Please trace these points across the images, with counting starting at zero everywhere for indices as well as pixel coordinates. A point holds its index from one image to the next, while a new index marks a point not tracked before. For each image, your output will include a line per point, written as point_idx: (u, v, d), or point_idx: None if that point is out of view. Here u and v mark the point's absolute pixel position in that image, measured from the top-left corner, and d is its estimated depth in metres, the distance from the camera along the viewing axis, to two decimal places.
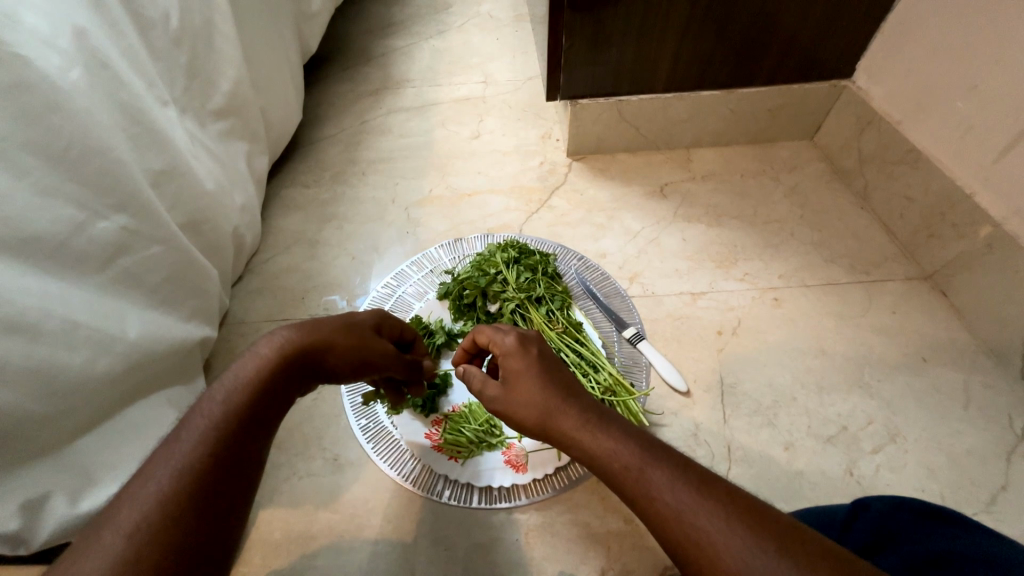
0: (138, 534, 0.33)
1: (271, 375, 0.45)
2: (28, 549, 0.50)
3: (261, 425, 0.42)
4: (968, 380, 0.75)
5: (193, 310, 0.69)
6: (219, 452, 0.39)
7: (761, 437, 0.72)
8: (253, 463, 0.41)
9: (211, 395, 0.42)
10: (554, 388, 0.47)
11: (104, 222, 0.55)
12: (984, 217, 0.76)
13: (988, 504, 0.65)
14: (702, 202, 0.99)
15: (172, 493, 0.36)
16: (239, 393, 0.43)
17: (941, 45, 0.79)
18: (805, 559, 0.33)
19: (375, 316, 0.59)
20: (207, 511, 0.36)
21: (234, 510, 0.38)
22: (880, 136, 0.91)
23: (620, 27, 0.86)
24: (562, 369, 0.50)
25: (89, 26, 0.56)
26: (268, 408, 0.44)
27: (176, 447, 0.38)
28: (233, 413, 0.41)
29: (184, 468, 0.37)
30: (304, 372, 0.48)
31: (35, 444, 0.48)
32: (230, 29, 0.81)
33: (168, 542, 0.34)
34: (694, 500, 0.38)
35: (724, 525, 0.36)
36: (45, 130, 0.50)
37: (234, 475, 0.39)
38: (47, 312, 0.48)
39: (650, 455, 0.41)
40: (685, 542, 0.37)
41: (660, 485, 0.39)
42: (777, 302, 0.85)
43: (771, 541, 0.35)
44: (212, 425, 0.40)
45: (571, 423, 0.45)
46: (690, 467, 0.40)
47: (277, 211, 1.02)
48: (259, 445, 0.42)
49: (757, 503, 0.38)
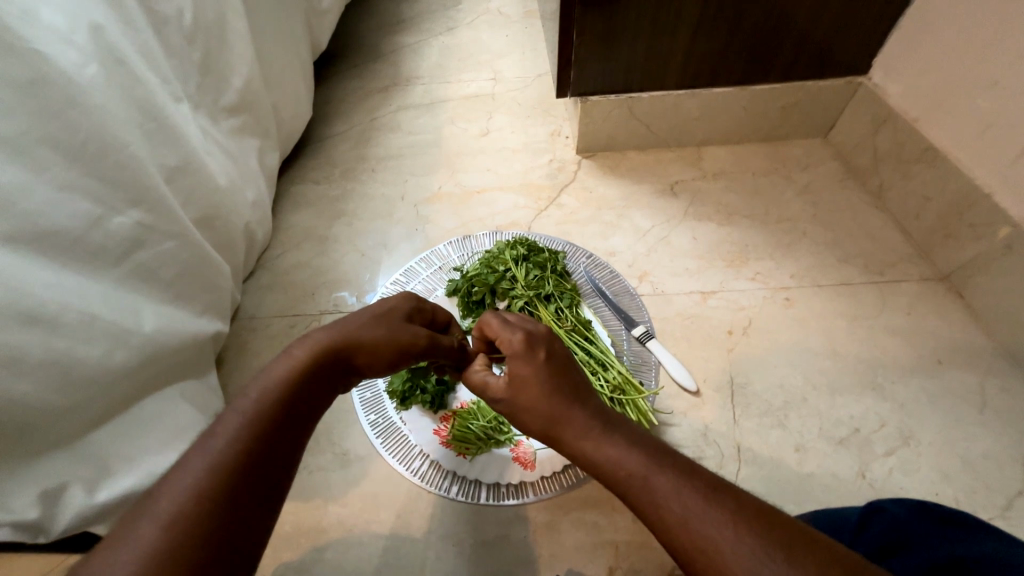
0: (174, 528, 0.34)
1: (303, 376, 0.45)
2: (47, 538, 0.51)
3: (294, 424, 0.43)
4: (984, 383, 0.74)
5: (206, 305, 0.69)
6: (254, 451, 0.39)
7: (771, 439, 0.72)
8: (288, 463, 0.41)
9: (244, 393, 0.42)
10: (559, 389, 0.47)
11: (120, 217, 0.55)
12: (1003, 217, 0.75)
13: (1004, 509, 0.64)
14: (713, 201, 0.98)
15: (207, 489, 0.36)
16: (272, 393, 0.43)
17: (960, 41, 0.77)
18: (814, 566, 0.33)
19: (407, 303, 0.57)
20: (242, 509, 0.37)
21: (269, 507, 0.38)
22: (896, 134, 0.90)
23: (632, 24, 0.85)
24: (570, 369, 0.50)
25: (105, 23, 0.57)
26: (300, 407, 0.44)
27: (210, 443, 0.39)
28: (267, 412, 0.42)
29: (217, 463, 0.37)
30: (336, 372, 0.48)
31: (55, 434, 0.49)
32: (242, 25, 0.82)
33: (204, 538, 0.34)
34: (700, 507, 0.38)
35: (731, 532, 0.36)
36: (64, 126, 0.50)
37: (267, 472, 0.39)
38: (65, 306, 0.49)
39: (655, 461, 0.41)
40: (692, 550, 0.37)
41: (665, 493, 0.39)
42: (788, 302, 0.84)
43: (778, 547, 0.35)
44: (245, 422, 0.40)
45: (576, 427, 0.45)
46: (695, 473, 0.40)
47: (287, 207, 1.03)
48: (293, 445, 0.42)
49: (762, 507, 0.38)
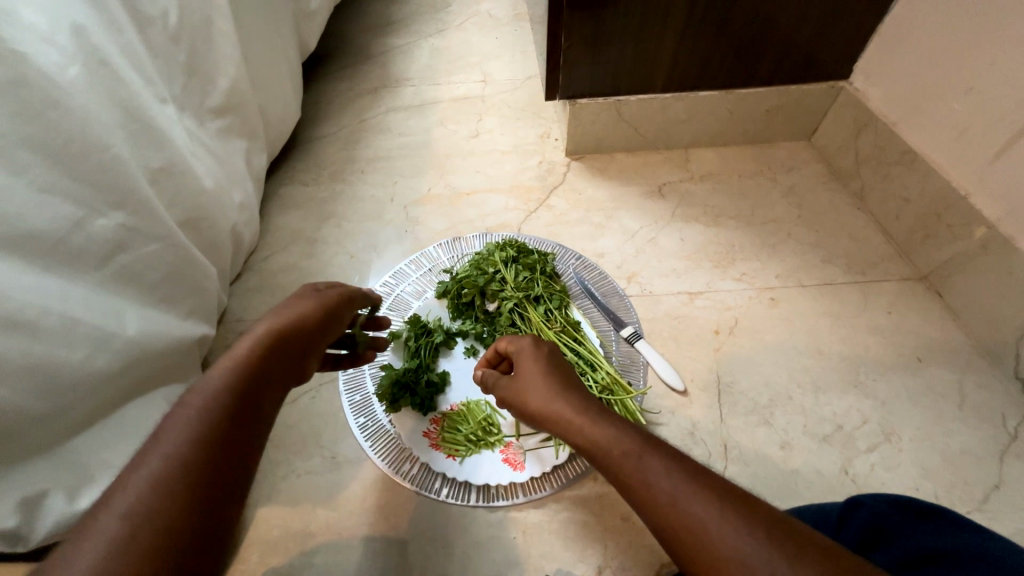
0: (135, 518, 0.34)
1: (254, 363, 0.45)
2: (27, 546, 0.50)
3: (253, 409, 0.43)
4: (963, 379, 0.76)
5: (191, 308, 0.68)
6: (217, 440, 0.39)
7: (758, 436, 0.72)
8: (251, 448, 0.41)
9: (195, 387, 0.42)
10: (558, 385, 0.54)
11: (102, 220, 0.55)
12: (979, 218, 0.76)
13: (980, 503, 0.66)
14: (700, 203, 0.99)
15: (166, 478, 0.36)
16: (225, 380, 0.43)
17: (938, 47, 0.79)
18: (793, 547, 0.35)
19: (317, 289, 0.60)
20: (211, 496, 0.37)
21: (233, 491, 0.38)
22: (877, 137, 0.92)
23: (620, 27, 0.86)
24: (569, 378, 0.56)
25: (88, 24, 0.56)
26: (257, 392, 0.44)
27: (165, 435, 0.38)
28: (225, 401, 0.42)
29: (175, 453, 0.37)
30: (284, 357, 0.49)
31: (35, 440, 0.48)
32: (228, 26, 0.81)
33: (168, 523, 0.34)
34: (688, 489, 0.40)
35: (715, 511, 0.38)
36: (44, 127, 0.50)
37: (228, 458, 0.39)
38: (45, 309, 0.48)
39: (647, 445, 0.44)
40: (677, 528, 0.39)
41: (657, 472, 0.42)
42: (774, 302, 0.85)
43: (762, 529, 0.36)
44: (201, 412, 0.40)
45: (574, 413, 0.50)
46: (683, 459, 0.42)
47: (275, 209, 1.02)
48: (255, 430, 0.42)
49: (747, 496, 0.39)
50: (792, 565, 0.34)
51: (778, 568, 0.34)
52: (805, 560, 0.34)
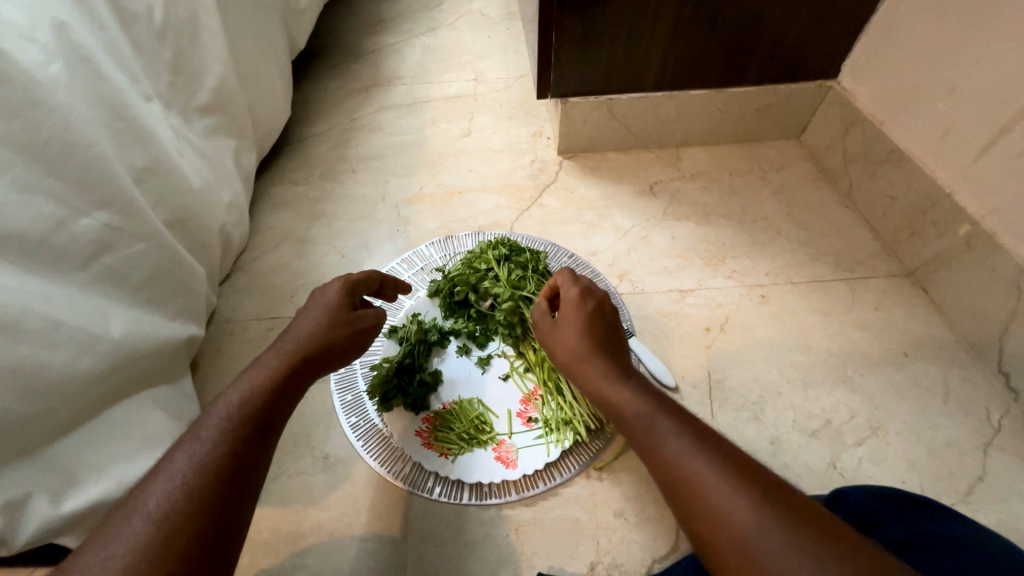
0: (164, 525, 0.37)
1: (279, 381, 0.49)
2: (9, 550, 0.49)
3: (270, 424, 0.46)
4: (947, 374, 0.77)
5: (178, 308, 0.68)
6: (237, 451, 0.42)
7: (748, 432, 0.73)
8: (263, 459, 0.44)
9: (223, 400, 0.46)
10: (590, 342, 0.54)
11: (86, 219, 0.54)
12: (963, 215, 0.77)
13: (965, 494, 0.67)
14: (691, 201, 1.00)
15: (195, 485, 0.39)
16: (253, 397, 0.47)
17: (923, 46, 0.80)
18: (783, 510, 0.36)
19: (346, 279, 0.63)
20: (229, 502, 0.40)
21: (247, 499, 0.41)
22: (864, 136, 0.93)
23: (610, 26, 0.86)
24: (607, 326, 0.56)
25: (69, 20, 0.56)
26: (276, 409, 0.48)
27: (195, 445, 0.42)
28: (247, 416, 0.45)
29: (203, 462, 0.41)
30: (303, 376, 0.52)
31: (19, 443, 0.47)
32: (215, 22, 0.80)
33: (193, 528, 0.37)
34: (693, 448, 0.40)
35: (717, 471, 0.38)
36: (24, 124, 0.49)
37: (246, 467, 0.42)
38: (26, 310, 0.47)
39: (663, 408, 0.45)
40: (679, 484, 0.39)
41: (665, 433, 0.42)
42: (764, 299, 0.86)
43: (753, 489, 0.37)
44: (226, 425, 0.44)
45: (597, 373, 0.51)
46: (696, 424, 0.43)
47: (266, 209, 1.01)
48: (269, 444, 0.45)
49: (750, 461, 0.40)
50: (780, 523, 0.35)
51: (772, 533, 0.34)
52: (793, 523, 0.35)
